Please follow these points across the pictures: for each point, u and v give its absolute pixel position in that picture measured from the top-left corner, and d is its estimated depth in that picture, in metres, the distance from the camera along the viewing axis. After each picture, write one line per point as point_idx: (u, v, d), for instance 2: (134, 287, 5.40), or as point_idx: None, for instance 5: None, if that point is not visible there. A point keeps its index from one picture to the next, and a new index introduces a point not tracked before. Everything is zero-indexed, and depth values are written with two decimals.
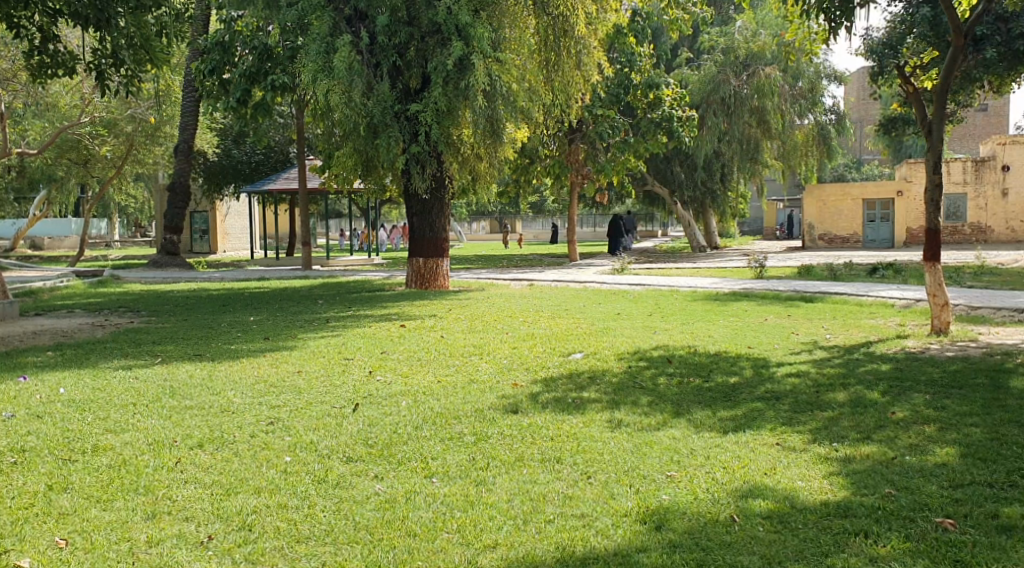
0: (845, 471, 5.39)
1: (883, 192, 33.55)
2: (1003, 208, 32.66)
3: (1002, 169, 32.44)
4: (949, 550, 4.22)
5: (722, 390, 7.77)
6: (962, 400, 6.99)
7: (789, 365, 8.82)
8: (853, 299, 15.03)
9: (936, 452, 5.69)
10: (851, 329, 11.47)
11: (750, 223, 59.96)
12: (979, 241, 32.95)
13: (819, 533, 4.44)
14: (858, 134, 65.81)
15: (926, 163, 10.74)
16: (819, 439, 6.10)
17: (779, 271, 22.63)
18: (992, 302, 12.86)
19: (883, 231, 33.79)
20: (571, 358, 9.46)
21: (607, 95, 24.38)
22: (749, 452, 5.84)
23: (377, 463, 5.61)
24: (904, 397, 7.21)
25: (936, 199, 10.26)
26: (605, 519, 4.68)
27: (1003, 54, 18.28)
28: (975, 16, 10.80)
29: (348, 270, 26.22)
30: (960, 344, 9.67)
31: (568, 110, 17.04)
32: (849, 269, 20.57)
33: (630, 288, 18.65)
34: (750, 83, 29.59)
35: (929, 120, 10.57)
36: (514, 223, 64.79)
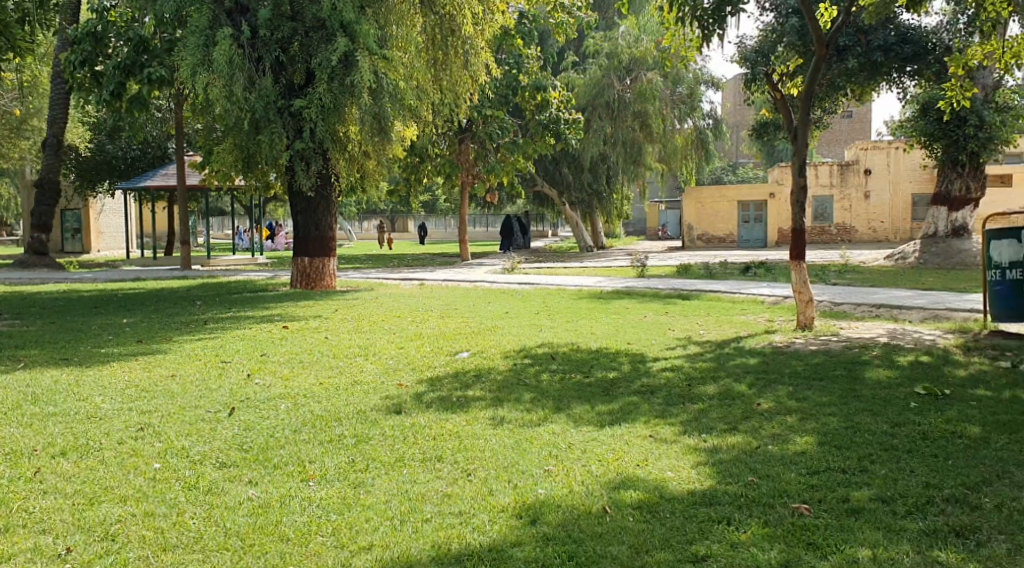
0: (712, 461, 5.60)
1: (757, 194, 35.09)
2: (865, 210, 34.42)
3: (864, 172, 34.09)
4: (803, 533, 4.45)
5: (602, 385, 7.93)
6: (822, 391, 7.38)
7: (665, 360, 9.12)
8: (727, 297, 15.60)
9: (796, 441, 5.99)
10: (724, 325, 11.92)
11: (635, 224, 61.44)
12: (844, 241, 34.76)
13: (686, 522, 4.60)
14: (734, 139, 68.17)
15: (792, 167, 11.20)
16: (689, 431, 6.32)
17: (661, 270, 23.28)
18: (853, 299, 13.60)
19: (756, 231, 35.34)
20: (457, 357, 9.49)
21: (495, 96, 24.42)
22: (623, 445, 6.00)
23: (253, 468, 5.51)
24: (769, 388, 7.57)
25: (802, 201, 10.77)
26: (482, 515, 4.73)
27: (862, 64, 19.29)
28: (838, 27, 11.37)
29: (230, 269, 25.51)
30: (821, 338, 10.22)
31: (457, 110, 17.06)
32: (725, 268, 21.34)
33: (517, 288, 18.82)
34: (633, 88, 30.45)
35: (795, 126, 11.04)
36: (406, 221, 64.30)
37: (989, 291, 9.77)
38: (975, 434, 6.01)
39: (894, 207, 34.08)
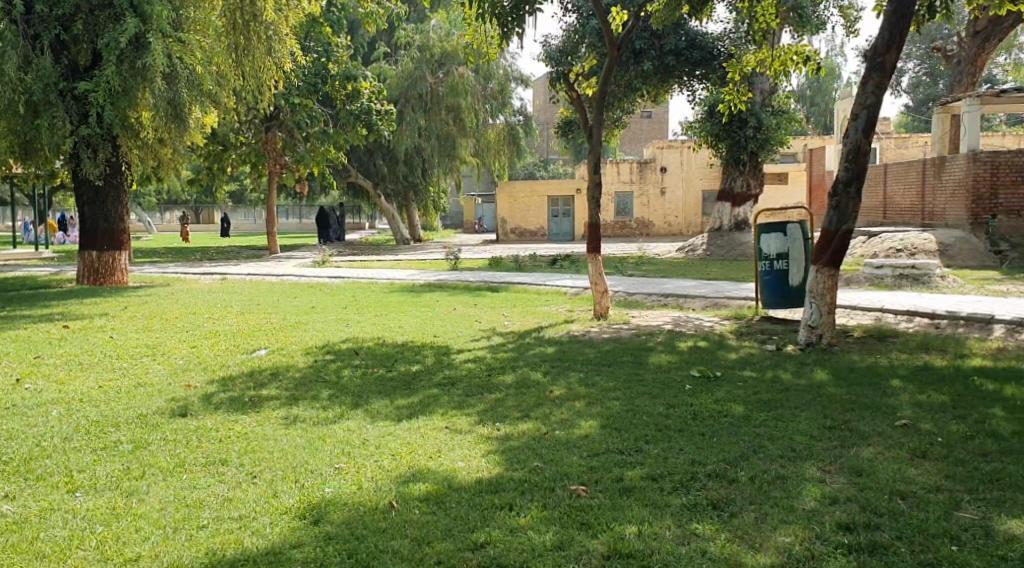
0: (501, 449, 5.73)
1: (565, 190, 36.29)
2: (661, 206, 36.31)
3: (660, 170, 35.96)
4: (579, 514, 4.65)
5: (402, 379, 7.92)
6: (611, 376, 7.73)
7: (467, 352, 9.24)
8: (533, 289, 15.96)
9: (582, 425, 6.24)
10: (527, 316, 12.22)
11: (450, 217, 61.82)
12: (642, 234, 36.53)
13: (469, 511, 4.69)
14: (544, 135, 69.96)
15: (587, 164, 11.65)
16: (483, 421, 6.44)
17: (472, 262, 23.52)
18: (647, 289, 14.29)
19: (565, 226, 36.57)
20: (254, 355, 9.20)
21: (304, 85, 23.46)
22: (417, 438, 6.03)
23: (11, 482, 5.12)
24: (562, 376, 7.85)
25: (596, 197, 11.22)
26: (263, 518, 4.61)
27: (656, 67, 20.41)
28: (628, 33, 11.94)
29: (9, 265, 23.50)
30: (615, 326, 10.70)
31: (260, 98, 16.43)
32: (534, 261, 21.86)
33: (325, 282, 18.46)
34: (445, 82, 30.45)
35: (591, 125, 11.45)
36: (213, 212, 61.61)
37: (759, 279, 10.55)
38: (740, 412, 6.47)
39: (687, 203, 36.15)
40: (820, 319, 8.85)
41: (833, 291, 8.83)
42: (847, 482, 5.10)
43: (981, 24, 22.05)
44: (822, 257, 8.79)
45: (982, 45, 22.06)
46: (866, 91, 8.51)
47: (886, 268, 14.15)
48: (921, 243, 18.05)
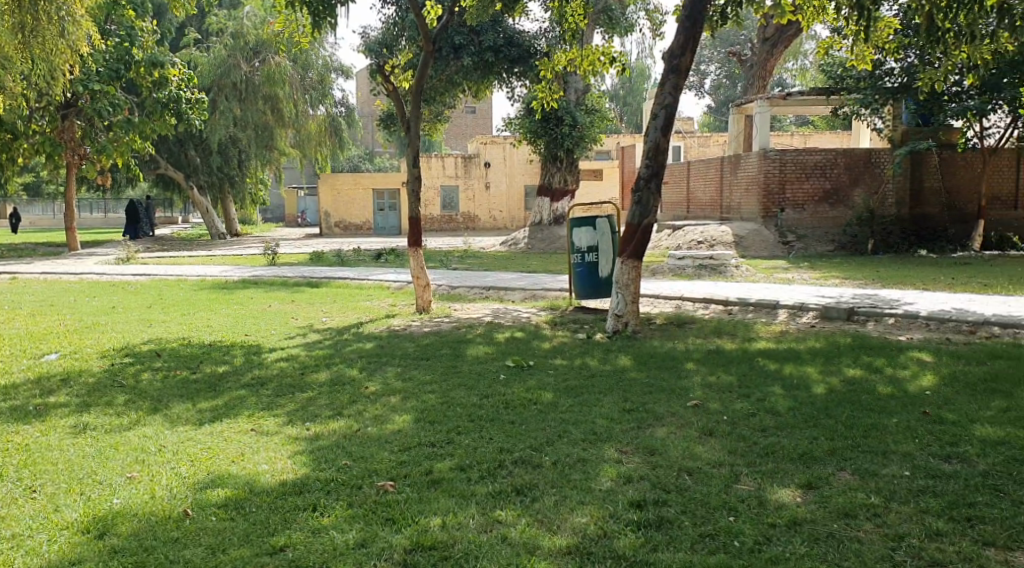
0: (308, 449, 5.61)
1: (391, 183, 35.99)
2: (486, 200, 36.72)
3: (484, 165, 36.34)
4: (384, 510, 4.63)
5: (207, 381, 7.61)
6: (426, 370, 7.74)
7: (280, 350, 9.00)
8: (354, 284, 15.76)
9: (394, 420, 6.22)
10: (346, 311, 12.03)
11: (271, 211, 59.95)
12: (469, 228, 36.83)
13: (270, 514, 4.57)
14: (367, 127, 69.06)
15: (405, 156, 11.60)
16: (292, 421, 6.29)
17: (293, 257, 22.90)
18: (469, 282, 14.43)
19: (391, 220, 36.37)
20: (43, 360, 8.58)
21: (104, 69, 22.07)
22: (219, 442, 5.81)
23: None
24: (378, 371, 7.79)
25: (415, 190, 11.19)
26: (40, 535, 4.32)
27: (476, 63, 20.58)
28: (442, 26, 11.94)
29: None
30: (435, 320, 10.72)
31: (52, 84, 15.21)
32: (356, 255, 21.55)
33: (130, 279, 17.44)
34: (261, 70, 29.37)
35: (408, 118, 11.39)
36: (6, 206, 56.87)
37: (572, 271, 10.88)
38: (548, 399, 6.65)
39: (511, 197, 36.76)
40: (626, 308, 9.22)
41: (637, 281, 9.24)
42: (641, 462, 5.35)
43: (769, 31, 23.69)
44: (627, 249, 9.17)
45: (770, 50, 23.72)
46: (664, 91, 8.91)
47: (688, 259, 14.96)
48: (720, 237, 19.23)
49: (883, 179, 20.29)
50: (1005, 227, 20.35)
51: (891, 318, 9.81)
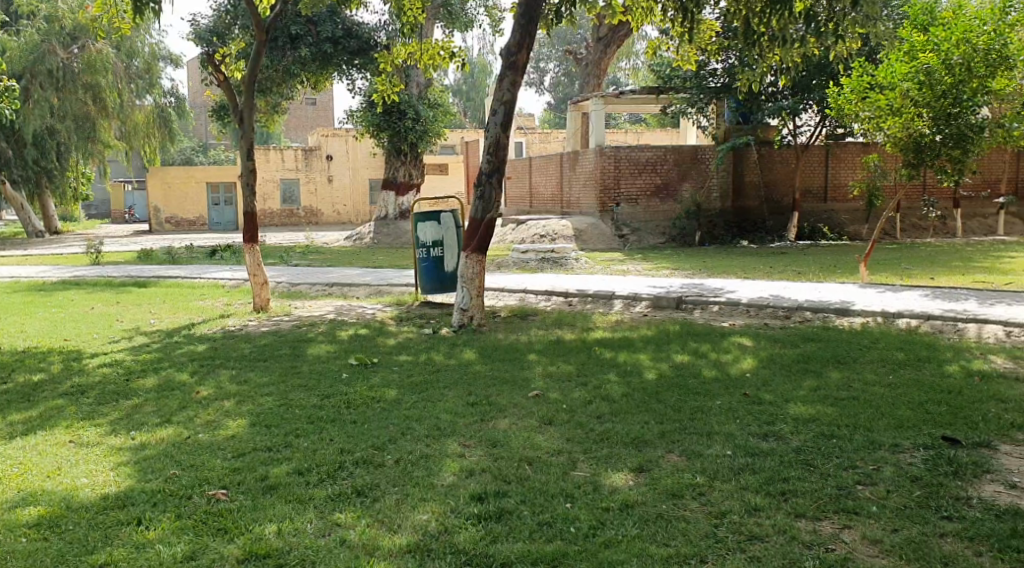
0: (134, 460, 5.33)
1: (226, 177, 34.72)
2: (328, 194, 36.02)
3: (326, 158, 35.61)
4: (215, 519, 4.47)
5: (21, 391, 7.08)
6: (262, 372, 7.50)
7: (103, 355, 8.49)
8: (186, 283, 15.07)
9: (228, 425, 5.99)
10: (178, 312, 11.49)
11: (96, 206, 56.52)
12: (311, 223, 36.01)
13: (89, 532, 4.33)
14: (200, 117, 66.25)
15: (240, 150, 11.19)
16: (117, 430, 5.96)
17: (119, 256, 21.67)
18: (309, 278, 14.10)
19: (227, 214, 35.10)
20: None
21: None
22: (34, 456, 5.43)
23: None
24: (211, 375, 7.48)
25: (250, 185, 10.81)
26: None
27: (315, 54, 20.19)
28: (276, 15, 11.57)
29: None
30: (273, 319, 10.41)
31: None
32: (189, 252, 20.62)
33: None
34: (79, 57, 27.56)
35: (242, 109, 10.99)
36: None
37: (416, 265, 10.82)
38: (390, 397, 6.58)
39: (354, 191, 36.25)
40: (470, 302, 9.26)
41: (482, 275, 9.29)
42: (482, 455, 5.39)
43: (603, 30, 24.38)
44: (471, 244, 9.22)
45: (604, 50, 24.44)
46: (502, 87, 9.00)
47: (531, 253, 15.18)
48: (561, 230, 19.62)
49: (709, 174, 21.28)
50: (818, 217, 21.75)
51: (715, 306, 10.33)
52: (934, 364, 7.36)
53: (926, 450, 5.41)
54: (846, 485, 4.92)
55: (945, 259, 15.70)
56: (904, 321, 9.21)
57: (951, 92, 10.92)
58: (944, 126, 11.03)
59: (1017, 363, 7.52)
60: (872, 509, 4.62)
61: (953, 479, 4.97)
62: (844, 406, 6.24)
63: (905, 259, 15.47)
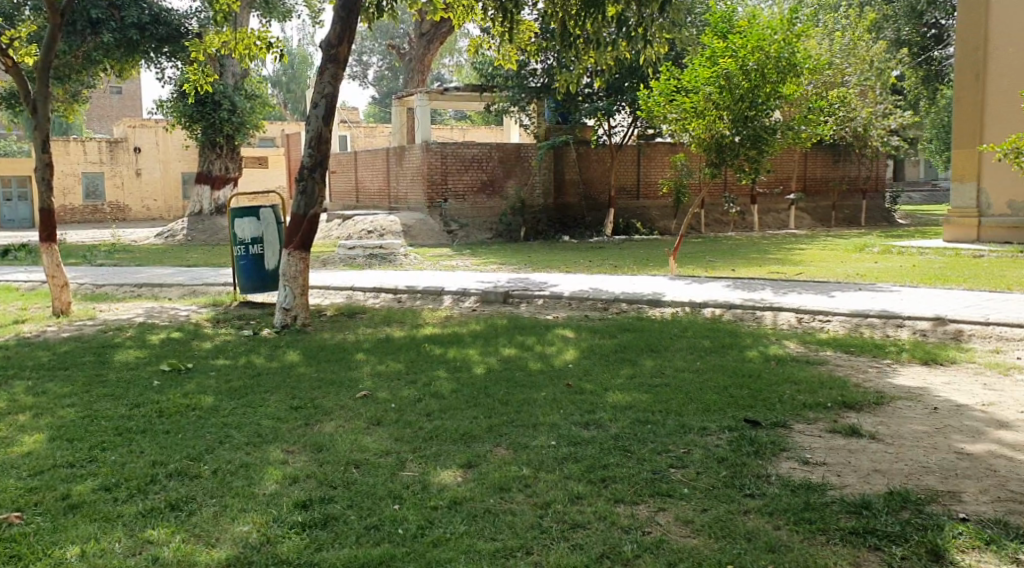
0: None
1: (20, 170, 32.14)
2: (137, 189, 34.07)
3: (133, 150, 33.66)
4: (9, 546, 4.13)
5: None
6: (64, 381, 6.99)
7: None
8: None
9: (25, 441, 5.54)
10: None
11: None
12: (118, 220, 33.94)
13: None
14: None
15: (35, 141, 10.35)
16: None
17: None
18: (117, 279, 13.28)
19: (21, 211, 32.52)
20: None
21: None
22: None
23: None
24: (4, 386, 6.89)
25: (47, 179, 10.02)
26: None
27: (119, 40, 18.99)
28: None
29: None
30: (75, 323, 9.72)
31: None
32: None
33: None
34: None
35: (36, 98, 10.16)
36: None
37: (235, 263, 10.40)
38: (207, 404, 6.30)
39: (166, 185, 34.48)
40: (294, 301, 9.00)
41: (306, 273, 9.06)
42: (307, 460, 5.26)
43: (425, 26, 24.36)
44: (293, 241, 8.96)
45: (427, 46, 24.43)
46: (323, 80, 8.79)
47: (358, 249, 14.94)
48: (389, 226, 19.29)
49: (531, 171, 21.70)
50: (631, 214, 22.65)
51: (540, 299, 10.52)
52: (737, 350, 7.83)
53: (730, 432, 5.74)
54: (660, 468, 5.14)
55: (746, 252, 16.74)
56: (711, 310, 9.75)
57: (748, 96, 11.68)
58: (742, 128, 11.83)
59: (809, 348, 8.12)
60: (684, 490, 4.85)
61: (755, 457, 5.30)
62: (657, 392, 6.52)
63: (712, 253, 16.37)
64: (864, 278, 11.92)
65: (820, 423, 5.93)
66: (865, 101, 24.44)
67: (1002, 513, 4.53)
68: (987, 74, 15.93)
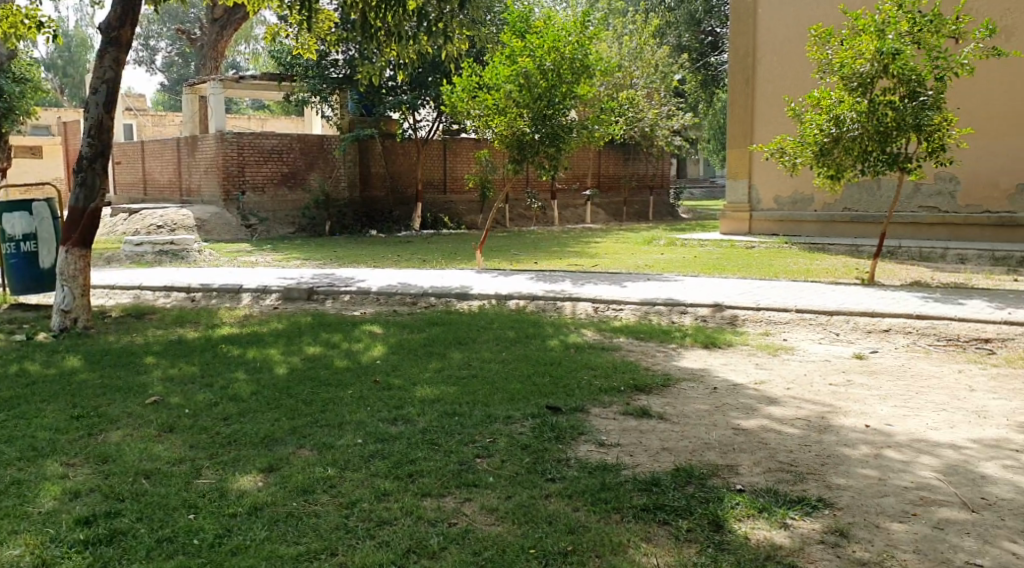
0: None
1: None
2: None
3: None
4: None
5: None
6: None
7: None
8: None
9: None
10: None
11: None
12: None
13: None
14: None
15: None
16: None
17: None
18: None
19: None
20: None
21: None
22: None
23: None
24: None
25: None
26: None
27: None
28: None
29: None
30: None
31: None
32: None
33: None
34: None
35: None
36: None
37: (3, 262, 9.59)
38: None
39: None
40: (74, 303, 8.42)
41: (86, 272, 8.52)
42: (91, 473, 4.95)
43: (219, 11, 23.39)
44: (72, 237, 8.37)
45: (221, 32, 23.48)
46: (103, 65, 8.27)
47: (147, 245, 14.11)
48: (181, 221, 18.22)
49: (335, 164, 21.39)
50: (437, 208, 22.80)
51: (346, 295, 10.39)
52: (539, 340, 8.07)
53: (533, 419, 5.91)
54: (466, 459, 5.22)
55: (546, 245, 17.23)
56: (515, 301, 9.97)
57: (545, 95, 12.07)
58: (541, 126, 12.20)
59: (606, 336, 8.48)
60: (489, 480, 4.96)
61: (556, 443, 5.49)
62: (463, 384, 6.61)
63: (515, 246, 16.75)
64: (651, 269, 12.57)
65: (615, 406, 6.22)
66: (650, 102, 25.72)
67: (774, 482, 4.93)
68: (756, 79, 17.24)
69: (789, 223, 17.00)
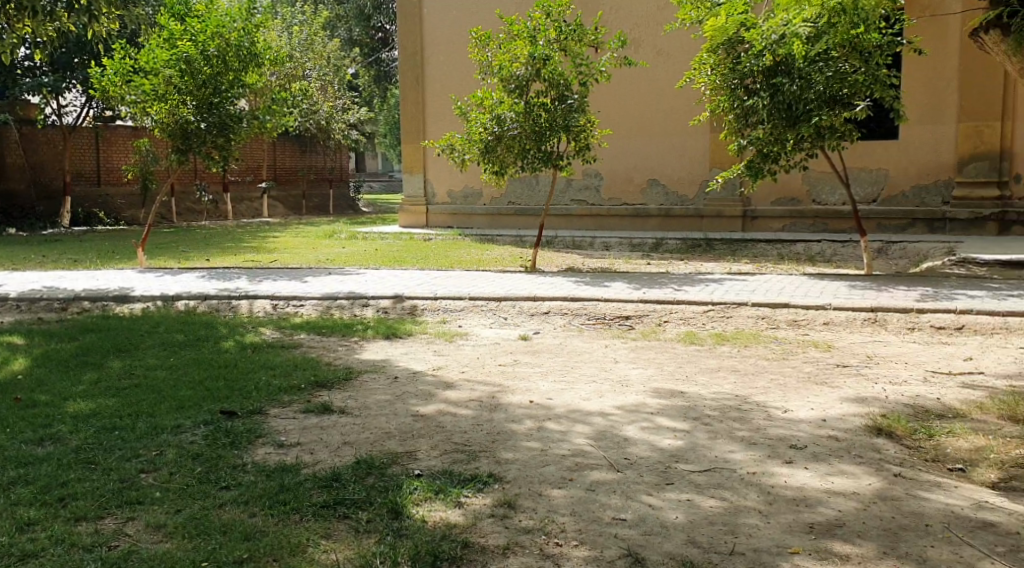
0: None
1: None
2: None
3: None
4: None
5: None
6: None
7: None
8: None
9: None
10: None
11: None
12: None
13: None
14: None
15: None
16: None
17: None
18: None
19: None
20: None
21: None
22: None
23: None
24: None
25: None
26: None
27: None
28: None
29: None
30: None
31: None
32: None
33: None
34: None
35: None
36: None
37: None
38: None
39: None
40: None
41: None
42: None
43: None
44: None
45: None
46: None
47: None
48: None
49: None
50: (91, 203, 21.03)
51: None
52: (211, 342, 7.74)
53: (206, 427, 5.67)
54: (128, 476, 4.90)
55: (218, 241, 16.52)
56: (184, 302, 9.46)
57: (210, 82, 11.59)
58: (208, 115, 11.73)
59: (282, 333, 8.33)
60: (155, 495, 4.69)
61: (231, 449, 5.31)
62: (127, 395, 6.18)
63: (182, 243, 15.87)
64: (332, 263, 12.52)
65: (294, 405, 6.14)
66: (325, 95, 25.89)
67: (449, 464, 5.15)
68: (425, 77, 17.74)
69: (460, 216, 17.70)
